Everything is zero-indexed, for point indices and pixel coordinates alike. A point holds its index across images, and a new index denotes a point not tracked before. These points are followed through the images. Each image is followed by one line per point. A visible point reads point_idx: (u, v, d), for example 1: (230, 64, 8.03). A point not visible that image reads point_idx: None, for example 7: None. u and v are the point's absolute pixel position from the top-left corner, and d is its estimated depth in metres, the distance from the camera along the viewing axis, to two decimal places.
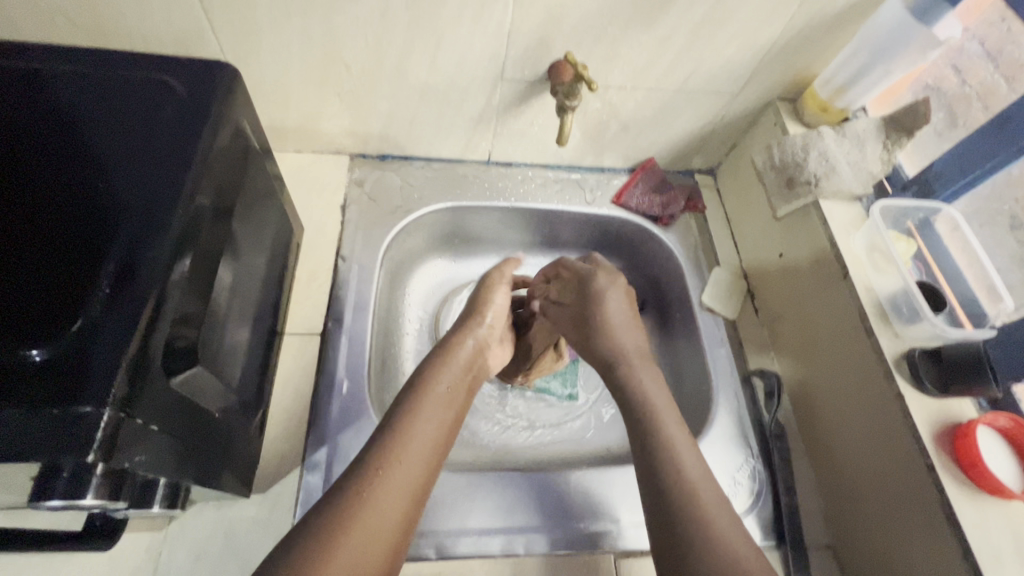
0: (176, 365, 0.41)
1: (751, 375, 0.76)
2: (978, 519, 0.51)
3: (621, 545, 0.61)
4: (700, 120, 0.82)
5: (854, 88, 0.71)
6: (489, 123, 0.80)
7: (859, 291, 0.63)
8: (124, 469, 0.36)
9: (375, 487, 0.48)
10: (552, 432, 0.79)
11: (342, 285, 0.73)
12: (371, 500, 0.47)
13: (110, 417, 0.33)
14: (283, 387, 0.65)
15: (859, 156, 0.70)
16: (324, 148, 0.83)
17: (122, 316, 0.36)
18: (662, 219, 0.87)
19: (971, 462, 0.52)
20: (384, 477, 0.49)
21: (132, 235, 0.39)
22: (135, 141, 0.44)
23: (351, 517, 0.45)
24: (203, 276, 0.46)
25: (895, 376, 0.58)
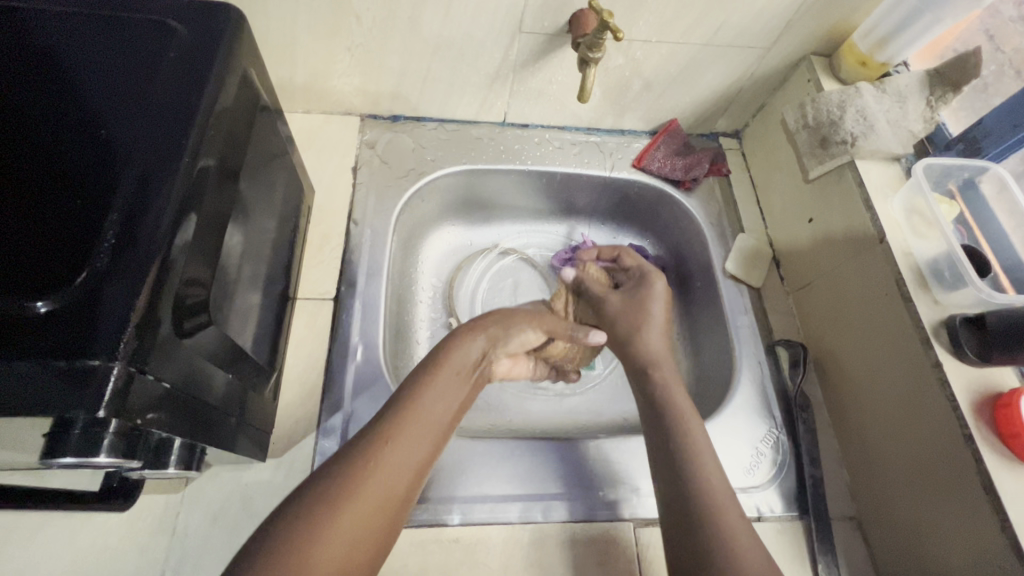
0: (187, 322, 0.40)
1: (776, 345, 0.73)
2: (1019, 491, 0.49)
3: (641, 514, 0.60)
4: (727, 78, 0.78)
5: (897, 39, 0.66)
6: (505, 81, 0.76)
7: (897, 255, 0.60)
8: (138, 428, 0.35)
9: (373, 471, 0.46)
10: (568, 402, 0.78)
11: (354, 249, 0.71)
12: (364, 490, 0.45)
13: (120, 371, 0.31)
14: (296, 352, 0.64)
15: (900, 114, 0.66)
16: (333, 108, 0.80)
17: (130, 267, 0.34)
18: (685, 183, 0.83)
19: (1013, 433, 0.50)
20: (376, 471, 0.46)
21: (138, 185, 0.37)
22: (137, 87, 0.41)
23: (346, 498, 0.44)
24: (211, 231, 0.44)
25: (933, 344, 0.55)
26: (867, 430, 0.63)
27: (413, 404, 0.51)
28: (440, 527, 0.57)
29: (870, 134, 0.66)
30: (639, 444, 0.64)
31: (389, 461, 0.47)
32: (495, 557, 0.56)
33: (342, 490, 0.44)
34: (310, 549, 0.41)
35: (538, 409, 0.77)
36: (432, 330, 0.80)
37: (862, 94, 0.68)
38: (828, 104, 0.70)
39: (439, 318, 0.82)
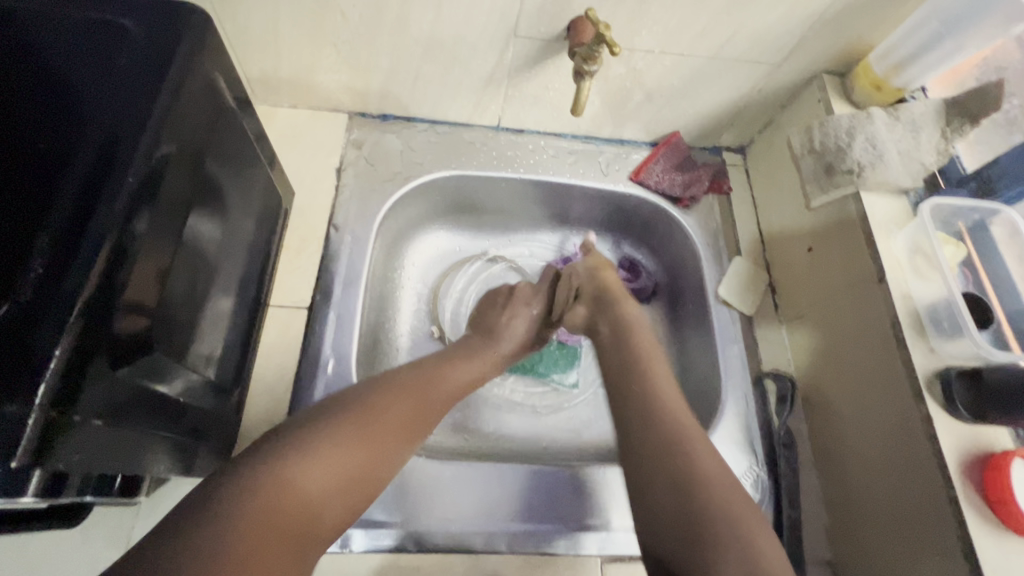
0: (129, 347, 0.37)
1: (763, 377, 0.70)
2: (1002, 559, 0.47)
3: (608, 550, 0.58)
4: (734, 93, 0.74)
5: (915, 65, 0.62)
6: (499, 84, 0.72)
7: (894, 296, 0.57)
8: (63, 469, 0.33)
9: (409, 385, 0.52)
10: (547, 420, 0.76)
11: (333, 256, 0.69)
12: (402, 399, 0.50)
13: (37, 419, 0.29)
14: (266, 362, 0.62)
15: (912, 144, 0.62)
16: (319, 104, 0.76)
17: (56, 299, 0.31)
18: (682, 200, 0.80)
19: (1001, 498, 0.47)
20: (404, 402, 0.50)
21: (77, 203, 0.34)
22: (86, 98, 0.38)
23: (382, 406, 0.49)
24: (167, 244, 0.42)
25: (925, 397, 0.53)
26: (850, 474, 0.60)
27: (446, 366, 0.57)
28: (402, 552, 0.55)
29: (878, 164, 0.62)
30: None
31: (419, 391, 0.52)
32: None
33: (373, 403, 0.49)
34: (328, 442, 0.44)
35: (515, 427, 0.75)
36: (413, 339, 0.78)
37: (875, 120, 0.64)
38: (837, 128, 0.66)
39: (421, 327, 0.80)
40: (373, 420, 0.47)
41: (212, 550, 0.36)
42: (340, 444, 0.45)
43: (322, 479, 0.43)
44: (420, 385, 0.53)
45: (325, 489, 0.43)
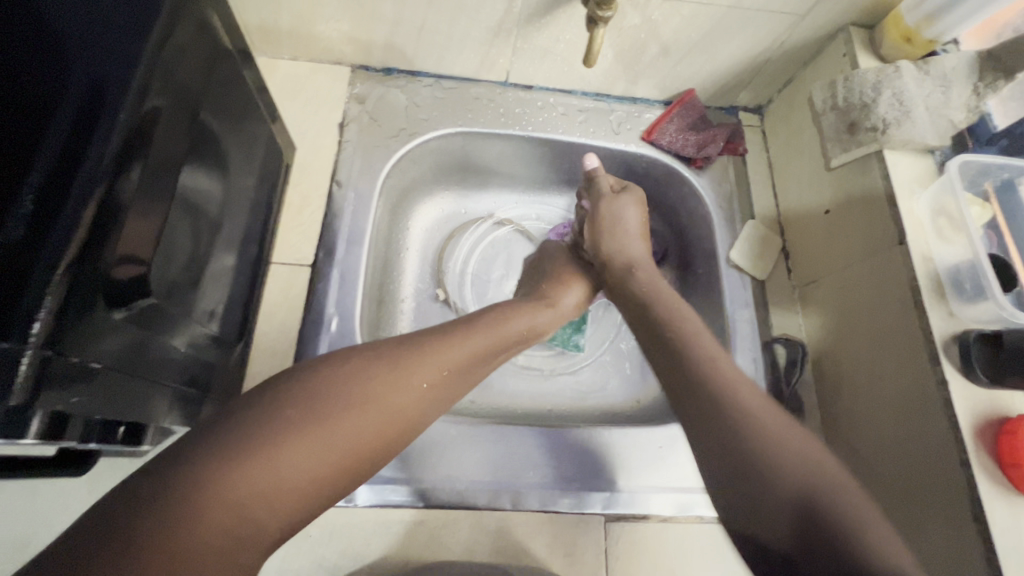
0: (127, 293, 0.36)
1: (772, 341, 0.69)
2: (1010, 521, 0.46)
3: (613, 509, 0.58)
4: (754, 47, 0.71)
5: (949, 18, 0.58)
6: (508, 36, 0.69)
7: (915, 259, 0.55)
8: (61, 411, 0.32)
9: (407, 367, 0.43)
10: (553, 382, 0.76)
11: (336, 213, 0.68)
12: (390, 387, 0.41)
13: (32, 356, 0.28)
14: (269, 319, 0.62)
15: (941, 101, 0.60)
16: (321, 56, 0.73)
17: (48, 237, 0.30)
18: (696, 161, 0.77)
19: (1014, 461, 0.47)
20: (387, 393, 0.41)
21: (66, 141, 0.33)
22: (71, 33, 0.36)
23: (362, 395, 0.39)
24: (162, 191, 0.40)
25: (942, 361, 0.51)
26: (859, 439, 0.60)
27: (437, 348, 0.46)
28: (407, 508, 0.56)
29: (904, 122, 0.59)
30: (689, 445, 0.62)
31: (410, 376, 0.42)
32: (461, 541, 0.55)
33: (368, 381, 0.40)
34: (273, 457, 0.34)
35: (519, 390, 0.75)
36: (418, 301, 0.78)
37: (903, 75, 0.61)
38: (862, 83, 0.63)
39: (425, 289, 0.79)
40: (345, 422, 0.38)
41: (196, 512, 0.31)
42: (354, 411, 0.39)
43: (313, 467, 0.36)
44: (407, 372, 0.42)
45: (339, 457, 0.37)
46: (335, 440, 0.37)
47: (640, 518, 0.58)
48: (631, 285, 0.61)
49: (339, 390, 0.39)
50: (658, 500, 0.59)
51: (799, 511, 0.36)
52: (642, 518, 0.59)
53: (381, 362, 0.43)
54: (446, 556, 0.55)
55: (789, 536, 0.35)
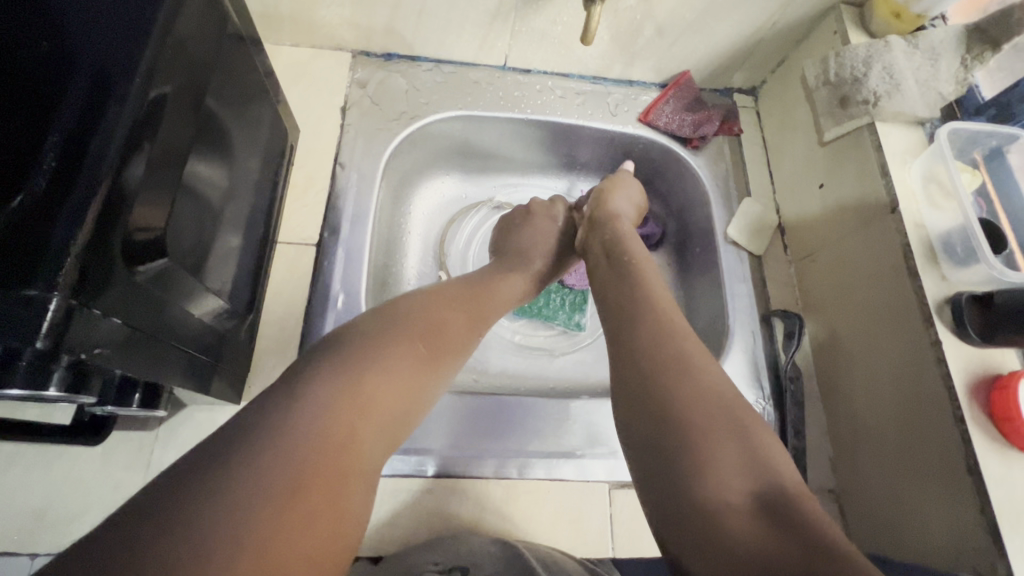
0: (146, 255, 0.37)
1: (771, 316, 0.70)
2: (1003, 473, 0.48)
3: (617, 476, 0.59)
4: (747, 27, 0.72)
5: None
6: (506, 19, 0.70)
7: (908, 226, 0.57)
8: (85, 362, 0.34)
9: (450, 306, 0.50)
10: (556, 361, 0.77)
11: (340, 194, 0.69)
12: (446, 321, 0.48)
13: (58, 304, 0.29)
14: (276, 296, 0.62)
15: (930, 73, 0.61)
16: (322, 42, 0.75)
17: (72, 194, 0.31)
18: (692, 140, 0.79)
19: (1006, 415, 0.48)
20: (446, 326, 0.48)
21: (85, 102, 0.33)
22: (83, 8, 0.37)
23: (427, 324, 0.46)
24: (168, 176, 0.39)
25: (935, 322, 0.53)
26: (857, 407, 0.61)
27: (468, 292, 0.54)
28: (416, 477, 0.57)
29: (895, 94, 0.61)
30: None
31: (456, 312, 0.50)
32: (469, 509, 0.56)
33: (431, 315, 0.47)
34: (377, 374, 0.41)
35: (523, 369, 0.76)
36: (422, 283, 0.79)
37: (892, 49, 0.62)
38: (853, 58, 0.64)
39: (429, 271, 0.80)
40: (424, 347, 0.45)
41: (308, 440, 0.35)
42: (394, 348, 0.43)
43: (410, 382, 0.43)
44: (452, 312, 0.50)
45: (405, 394, 0.42)
46: (419, 362, 0.44)
47: None
48: (602, 237, 0.62)
49: (411, 321, 0.46)
50: None
51: (746, 469, 0.37)
52: None
53: (391, 305, 0.47)
54: (454, 524, 0.56)
55: (736, 490, 0.36)
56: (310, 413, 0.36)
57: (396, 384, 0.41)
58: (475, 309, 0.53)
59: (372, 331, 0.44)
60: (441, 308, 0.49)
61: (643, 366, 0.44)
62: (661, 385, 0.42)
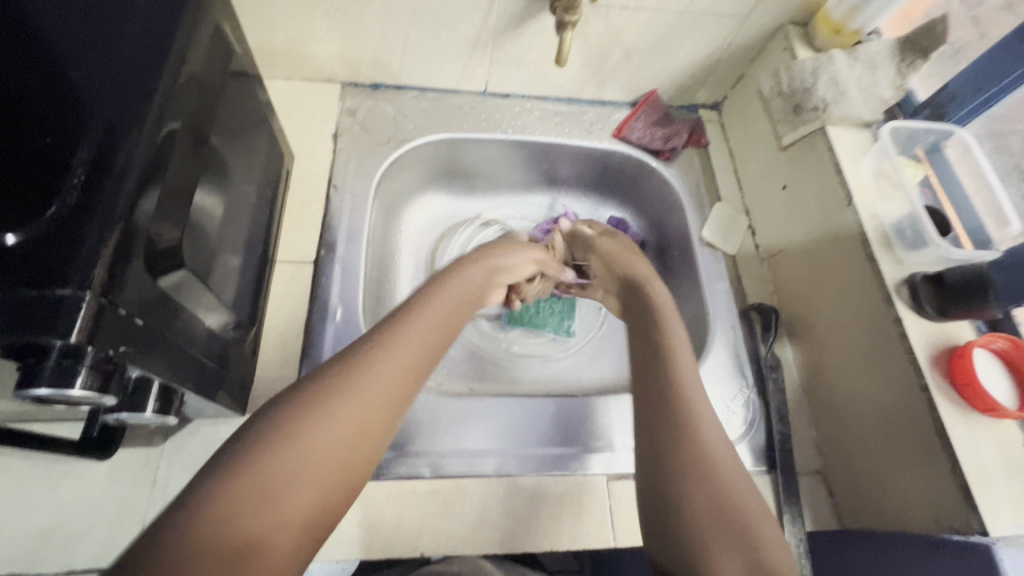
0: (168, 261, 0.40)
1: (749, 310, 0.74)
2: (969, 434, 0.52)
3: (614, 469, 0.62)
4: (706, 48, 0.79)
5: (868, 8, 0.67)
6: (485, 48, 0.76)
7: (864, 216, 0.62)
8: (111, 361, 0.36)
9: (380, 350, 0.45)
10: (548, 367, 0.80)
11: (335, 214, 0.72)
12: (371, 372, 0.43)
13: (90, 301, 0.32)
14: (277, 313, 0.65)
15: (870, 81, 0.68)
16: (313, 75, 0.79)
17: (100, 204, 0.34)
18: (663, 152, 0.85)
19: (966, 381, 0.52)
20: (371, 376, 0.43)
21: (108, 124, 0.37)
22: (100, 41, 0.40)
23: (344, 381, 0.42)
24: (183, 191, 0.43)
25: (895, 301, 0.57)
26: (834, 389, 0.65)
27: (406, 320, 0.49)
28: (419, 479, 0.58)
29: (842, 100, 0.67)
30: None
31: (386, 360, 0.44)
32: (473, 507, 0.58)
33: (354, 368, 0.43)
34: (287, 444, 0.37)
35: (517, 375, 0.78)
36: None
37: (836, 61, 0.69)
38: (802, 71, 0.71)
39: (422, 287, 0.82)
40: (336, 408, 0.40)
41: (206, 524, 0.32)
42: (306, 416, 0.39)
43: (321, 451, 0.38)
44: (382, 363, 0.44)
45: (319, 459, 0.38)
46: (333, 425, 0.39)
47: None
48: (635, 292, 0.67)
49: (329, 380, 0.42)
50: None
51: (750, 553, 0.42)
52: None
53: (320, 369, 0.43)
54: (459, 523, 0.57)
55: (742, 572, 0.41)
56: (216, 492, 0.34)
57: (306, 449, 0.37)
58: (415, 348, 0.47)
59: (277, 429, 0.38)
60: (368, 357, 0.44)
61: (655, 438, 0.48)
62: (671, 460, 0.46)
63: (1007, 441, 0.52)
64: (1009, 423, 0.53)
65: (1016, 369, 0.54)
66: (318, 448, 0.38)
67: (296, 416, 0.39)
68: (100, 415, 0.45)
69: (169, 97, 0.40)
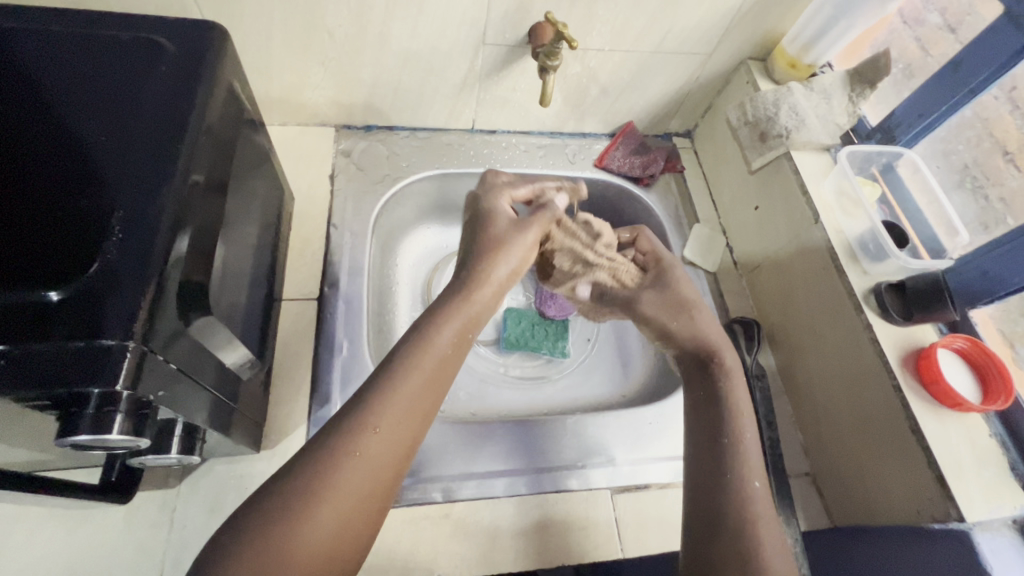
0: (196, 306, 0.43)
1: (732, 323, 0.79)
2: (940, 429, 0.56)
3: (617, 482, 0.65)
4: (676, 82, 0.85)
5: (819, 44, 0.75)
6: (472, 89, 0.81)
7: (830, 232, 0.68)
8: (146, 405, 0.38)
9: (389, 391, 0.47)
10: (545, 389, 0.83)
11: (335, 251, 0.75)
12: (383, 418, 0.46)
13: (133, 349, 0.34)
14: (284, 349, 0.67)
15: (826, 109, 0.75)
16: (308, 120, 0.83)
17: (136, 259, 0.37)
18: (643, 179, 0.90)
19: (933, 379, 0.57)
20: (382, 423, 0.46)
21: (139, 183, 0.40)
22: (127, 106, 0.43)
23: (361, 429, 0.45)
24: (206, 240, 0.45)
25: (864, 308, 0.63)
26: (815, 394, 0.69)
27: (422, 347, 0.50)
28: (431, 504, 0.60)
29: (802, 127, 0.73)
30: (672, 410, 0.70)
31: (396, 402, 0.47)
32: (485, 528, 0.60)
33: (366, 413, 0.46)
34: (319, 496, 0.42)
35: (515, 399, 0.81)
36: None
37: (794, 92, 0.76)
38: (764, 101, 0.77)
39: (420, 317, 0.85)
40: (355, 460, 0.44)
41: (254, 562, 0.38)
42: (333, 471, 0.43)
43: (349, 503, 0.43)
44: (394, 406, 0.47)
45: (350, 505, 0.43)
46: (358, 476, 0.43)
47: (641, 488, 0.65)
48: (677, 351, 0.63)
49: (348, 424, 0.45)
50: (654, 470, 0.66)
51: None
52: (645, 487, 0.65)
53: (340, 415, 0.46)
54: (472, 545, 0.59)
55: None
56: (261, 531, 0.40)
57: (340, 498, 0.42)
58: (425, 384, 0.49)
59: (303, 485, 0.42)
60: (378, 402, 0.46)
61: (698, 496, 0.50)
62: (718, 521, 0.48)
63: (974, 433, 0.56)
64: (975, 417, 0.57)
65: (976, 366, 0.59)
66: (346, 503, 0.42)
67: (321, 468, 0.43)
68: (125, 458, 0.47)
69: (193, 153, 0.43)
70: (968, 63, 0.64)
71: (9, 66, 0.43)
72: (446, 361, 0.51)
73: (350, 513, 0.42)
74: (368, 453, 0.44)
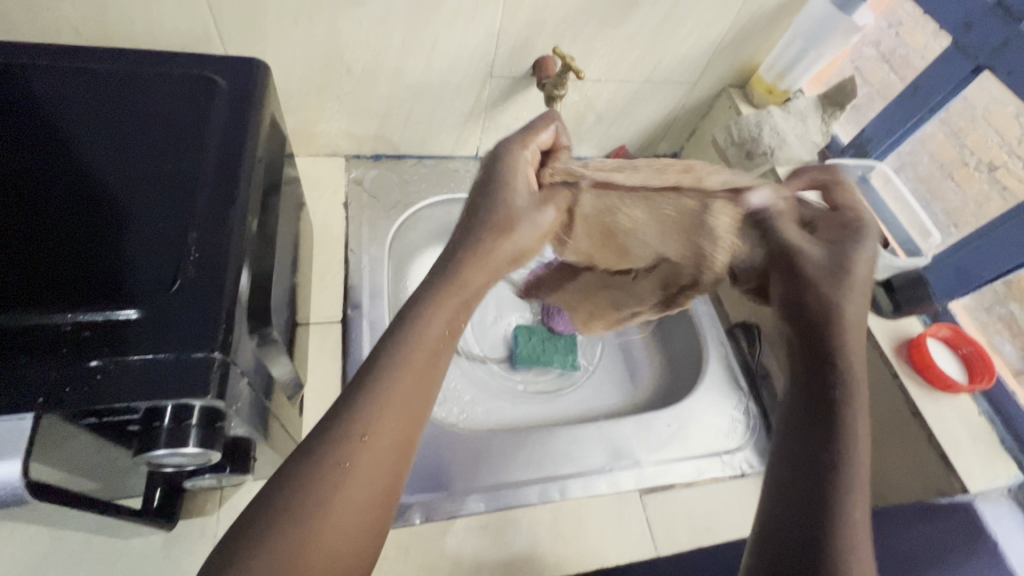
0: (263, 324, 0.44)
1: (734, 329, 0.84)
2: (937, 410, 0.62)
3: (644, 482, 0.67)
4: (664, 109, 0.92)
5: (792, 72, 0.83)
6: (478, 118, 0.86)
7: None
8: (224, 418, 0.39)
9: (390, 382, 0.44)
10: (560, 400, 0.85)
11: (356, 275, 0.77)
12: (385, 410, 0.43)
13: (219, 360, 0.36)
14: (315, 370, 0.69)
15: (803, 129, 0.82)
16: (320, 151, 0.85)
17: (214, 274, 0.39)
18: None
19: (925, 365, 0.63)
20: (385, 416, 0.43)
21: (207, 206, 0.42)
22: (185, 136, 0.45)
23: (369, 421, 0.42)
24: (264, 260, 0.47)
25: None
26: None
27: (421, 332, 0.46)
28: (470, 515, 0.61)
29: (784, 146, 0.81)
30: (687, 411, 0.75)
31: (399, 392, 0.44)
32: (523, 535, 0.61)
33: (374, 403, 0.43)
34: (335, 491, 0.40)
35: (532, 413, 0.83)
36: None
37: (773, 114, 0.82)
38: (748, 123, 0.83)
39: None
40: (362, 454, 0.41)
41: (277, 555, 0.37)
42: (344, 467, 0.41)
43: (364, 496, 0.41)
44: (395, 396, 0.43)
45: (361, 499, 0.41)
46: (367, 470, 0.41)
47: (667, 487, 0.68)
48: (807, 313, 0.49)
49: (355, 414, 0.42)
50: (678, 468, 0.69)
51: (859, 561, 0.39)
52: (670, 486, 0.68)
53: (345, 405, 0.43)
54: (512, 552, 0.60)
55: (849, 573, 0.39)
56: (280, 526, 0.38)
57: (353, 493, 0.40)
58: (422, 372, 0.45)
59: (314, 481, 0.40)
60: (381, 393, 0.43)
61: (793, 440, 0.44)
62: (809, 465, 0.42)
63: (966, 412, 0.62)
64: (965, 397, 0.63)
65: (959, 351, 0.66)
66: (358, 497, 0.41)
67: (336, 460, 0.41)
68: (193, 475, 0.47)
69: (252, 178, 0.45)
70: (924, 87, 0.73)
71: (68, 105, 0.45)
72: (432, 356, 0.46)
73: (362, 506, 0.41)
74: (376, 446, 0.42)
